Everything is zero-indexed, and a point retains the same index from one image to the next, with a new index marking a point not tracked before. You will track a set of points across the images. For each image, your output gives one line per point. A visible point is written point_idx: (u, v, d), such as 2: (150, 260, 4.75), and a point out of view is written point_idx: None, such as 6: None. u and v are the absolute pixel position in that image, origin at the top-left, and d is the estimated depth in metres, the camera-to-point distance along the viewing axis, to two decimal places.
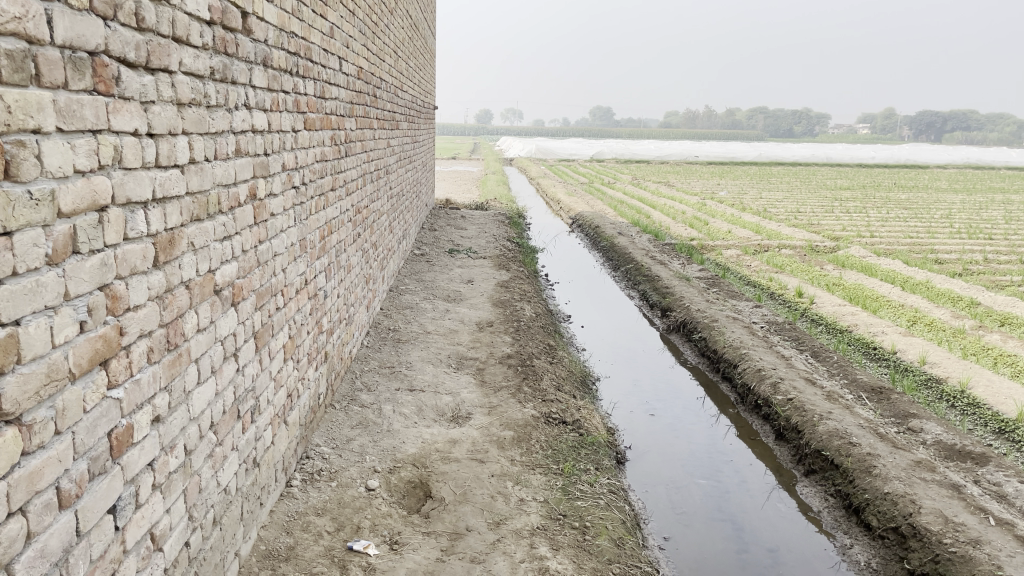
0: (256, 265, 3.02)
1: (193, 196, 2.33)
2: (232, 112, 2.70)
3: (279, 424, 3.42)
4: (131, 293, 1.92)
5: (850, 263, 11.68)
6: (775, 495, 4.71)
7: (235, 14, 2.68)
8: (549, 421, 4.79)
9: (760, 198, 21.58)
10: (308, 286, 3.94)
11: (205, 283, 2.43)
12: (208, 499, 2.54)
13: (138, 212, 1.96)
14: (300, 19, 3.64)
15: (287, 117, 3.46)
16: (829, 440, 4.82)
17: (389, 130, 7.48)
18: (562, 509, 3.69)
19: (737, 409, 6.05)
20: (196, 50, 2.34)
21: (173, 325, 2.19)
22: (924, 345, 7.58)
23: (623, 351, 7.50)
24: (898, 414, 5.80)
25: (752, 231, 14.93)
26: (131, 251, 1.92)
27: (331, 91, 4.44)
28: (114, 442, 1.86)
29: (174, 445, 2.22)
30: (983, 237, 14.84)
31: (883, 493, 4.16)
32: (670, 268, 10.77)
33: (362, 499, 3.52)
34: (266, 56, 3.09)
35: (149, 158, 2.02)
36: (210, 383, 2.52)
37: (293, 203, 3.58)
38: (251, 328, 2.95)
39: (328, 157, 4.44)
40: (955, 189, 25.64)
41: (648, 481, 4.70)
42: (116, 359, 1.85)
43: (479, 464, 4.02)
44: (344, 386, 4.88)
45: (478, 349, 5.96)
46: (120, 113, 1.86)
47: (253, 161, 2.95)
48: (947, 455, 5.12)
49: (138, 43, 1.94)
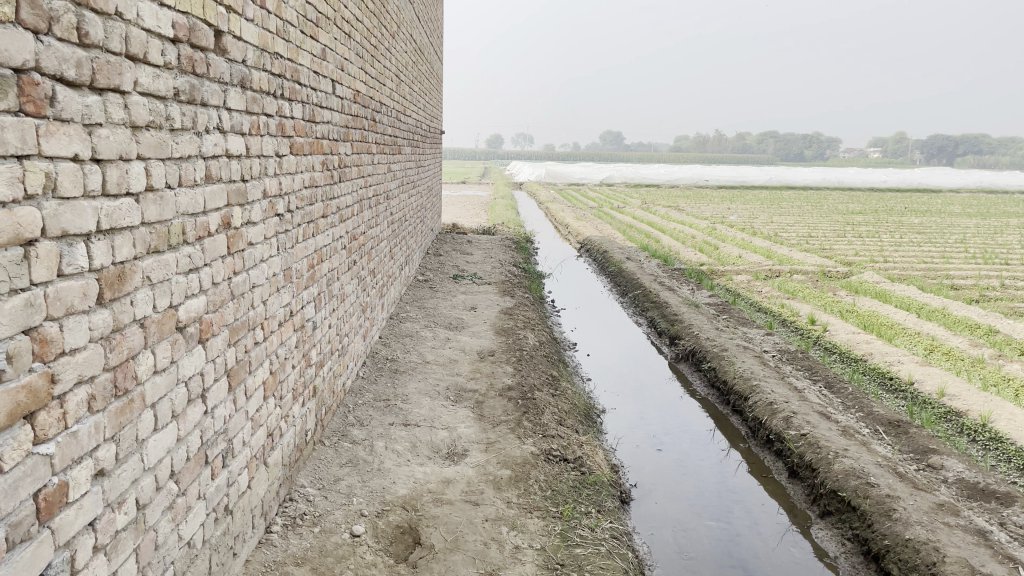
0: (230, 299, 2.82)
1: (150, 227, 2.14)
2: (201, 135, 2.52)
3: (257, 466, 3.21)
4: (66, 335, 1.73)
5: (864, 289, 11.42)
6: (787, 538, 4.46)
7: (206, 32, 2.51)
8: (550, 459, 4.56)
9: (771, 222, 21.33)
10: (293, 317, 3.74)
11: (164, 320, 2.24)
12: (167, 555, 2.33)
13: (78, 244, 1.77)
14: (286, 40, 3.48)
15: (269, 140, 3.28)
16: (845, 480, 4.57)
17: (391, 155, 7.32)
18: (560, 558, 3.45)
19: (748, 444, 5.80)
20: (156, 69, 2.16)
21: (121, 368, 1.99)
22: (942, 375, 7.30)
23: (630, 381, 7.26)
24: (917, 450, 5.54)
25: (763, 256, 14.66)
26: (68, 288, 1.73)
27: (322, 114, 4.27)
28: (42, 503, 1.65)
29: (123, 501, 2.02)
30: (999, 262, 14.53)
31: (904, 540, 3.88)
32: (679, 295, 10.51)
33: (346, 546, 3.30)
34: (244, 77, 2.92)
35: (92, 186, 1.83)
36: (170, 429, 2.32)
37: (276, 232, 3.40)
38: (222, 366, 2.75)
39: (319, 183, 4.27)
40: (969, 213, 25.35)
41: (654, 522, 4.45)
42: (45, 411, 1.66)
43: (473, 507, 3.79)
44: (335, 421, 4.67)
45: (478, 380, 5.74)
46: (55, 136, 1.68)
47: (227, 188, 2.76)
48: (970, 494, 4.85)
49: (80, 61, 1.77)
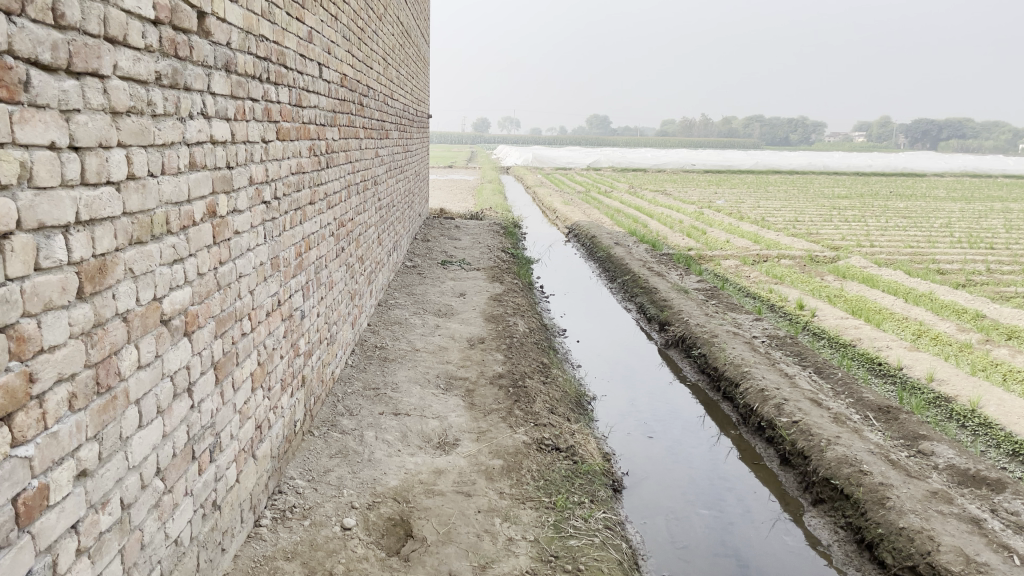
0: (216, 290, 2.74)
1: (132, 217, 2.06)
2: (185, 121, 2.43)
3: (246, 459, 3.14)
4: (45, 332, 1.66)
5: (851, 274, 11.43)
6: (780, 526, 4.45)
7: (188, 13, 2.42)
8: (542, 448, 4.51)
9: (758, 207, 21.33)
10: (281, 307, 3.66)
11: (148, 313, 2.16)
12: (154, 555, 2.26)
13: (56, 236, 1.70)
14: (271, 22, 3.38)
15: (255, 126, 3.19)
16: (838, 467, 4.55)
17: (378, 139, 7.22)
18: (554, 550, 3.41)
19: (739, 431, 5.78)
20: (137, 52, 2.07)
21: (104, 364, 1.92)
22: (931, 360, 7.30)
23: (620, 367, 7.23)
24: (907, 436, 5.54)
25: (750, 241, 14.65)
26: (45, 283, 1.66)
27: (308, 99, 4.18)
28: (21, 507, 1.59)
29: (107, 501, 1.95)
30: (984, 247, 14.59)
31: (899, 528, 3.87)
32: (668, 280, 10.50)
33: (337, 540, 3.24)
34: (228, 60, 2.83)
35: (70, 175, 1.75)
36: (155, 425, 2.24)
37: (262, 219, 3.31)
38: (209, 359, 2.68)
39: (307, 169, 4.18)
40: (953, 197, 25.43)
41: (647, 512, 4.41)
42: (23, 412, 1.58)
43: (465, 498, 3.74)
44: (324, 410, 4.61)
45: (468, 368, 5.68)
46: (29, 123, 1.60)
47: (212, 175, 2.68)
48: (961, 480, 4.86)
49: (56, 43, 1.68)
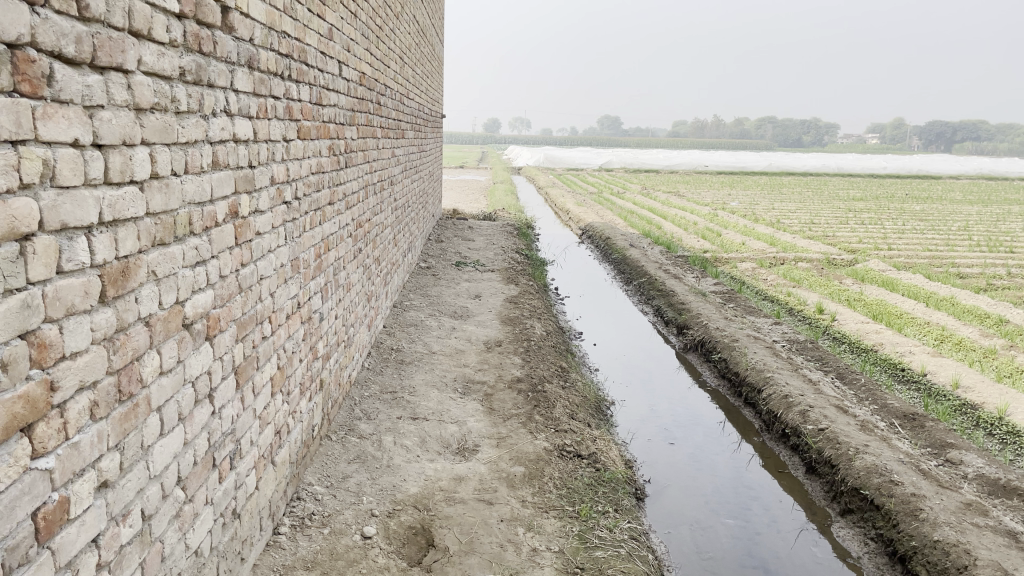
0: (237, 292, 2.66)
1: (155, 218, 1.99)
2: (208, 119, 2.36)
3: (265, 465, 3.06)
4: (67, 338, 1.58)
5: (870, 277, 11.29)
6: (806, 536, 4.34)
7: (212, 8, 2.34)
8: (563, 455, 4.43)
9: (772, 209, 21.18)
10: (301, 309, 3.59)
11: (170, 317, 2.09)
12: (173, 566, 2.19)
13: (79, 238, 1.62)
14: (293, 18, 3.31)
15: (276, 124, 3.11)
16: (868, 477, 4.44)
17: (395, 139, 7.14)
18: (579, 561, 3.32)
19: (762, 438, 5.68)
20: (161, 46, 2.00)
21: (126, 371, 1.84)
22: (955, 366, 7.17)
23: (638, 371, 7.14)
24: (934, 444, 5.43)
25: (766, 244, 14.49)
26: (68, 287, 1.58)
27: (329, 97, 4.11)
28: (41, 523, 1.51)
29: (128, 513, 1.88)
30: (1004, 250, 14.39)
31: (933, 541, 3.76)
32: (684, 283, 10.39)
33: (357, 549, 3.16)
34: (251, 56, 2.75)
35: (94, 174, 1.68)
36: (177, 433, 2.17)
37: (283, 220, 3.24)
38: (230, 364, 2.60)
39: (326, 168, 4.11)
40: (970, 201, 25.14)
41: (671, 521, 4.32)
42: (44, 423, 1.51)
43: (487, 506, 3.66)
44: (341, 414, 4.53)
45: (486, 372, 5.59)
46: (53, 119, 1.52)
47: (234, 175, 2.61)
48: (991, 491, 4.74)
49: (80, 36, 1.60)
